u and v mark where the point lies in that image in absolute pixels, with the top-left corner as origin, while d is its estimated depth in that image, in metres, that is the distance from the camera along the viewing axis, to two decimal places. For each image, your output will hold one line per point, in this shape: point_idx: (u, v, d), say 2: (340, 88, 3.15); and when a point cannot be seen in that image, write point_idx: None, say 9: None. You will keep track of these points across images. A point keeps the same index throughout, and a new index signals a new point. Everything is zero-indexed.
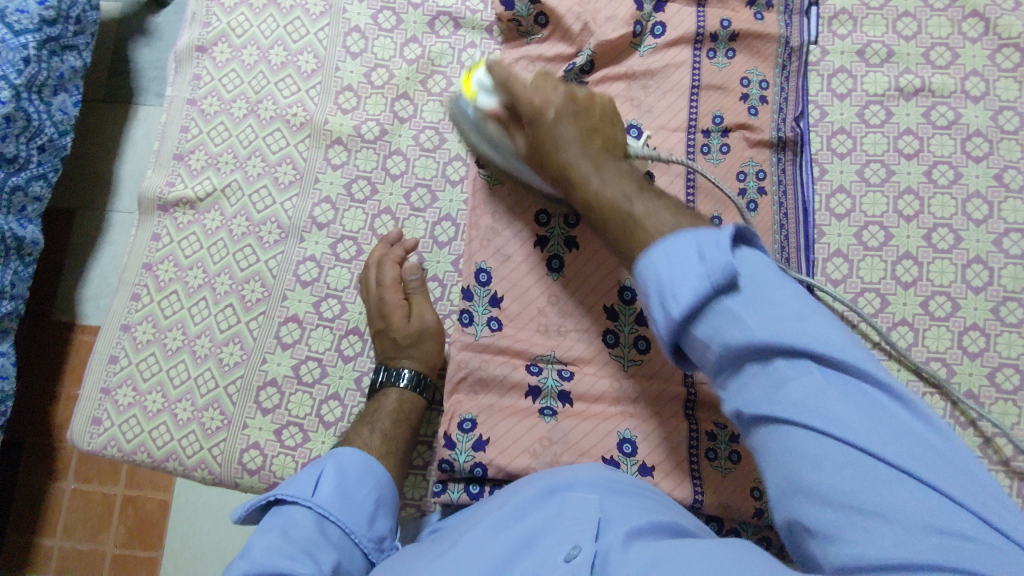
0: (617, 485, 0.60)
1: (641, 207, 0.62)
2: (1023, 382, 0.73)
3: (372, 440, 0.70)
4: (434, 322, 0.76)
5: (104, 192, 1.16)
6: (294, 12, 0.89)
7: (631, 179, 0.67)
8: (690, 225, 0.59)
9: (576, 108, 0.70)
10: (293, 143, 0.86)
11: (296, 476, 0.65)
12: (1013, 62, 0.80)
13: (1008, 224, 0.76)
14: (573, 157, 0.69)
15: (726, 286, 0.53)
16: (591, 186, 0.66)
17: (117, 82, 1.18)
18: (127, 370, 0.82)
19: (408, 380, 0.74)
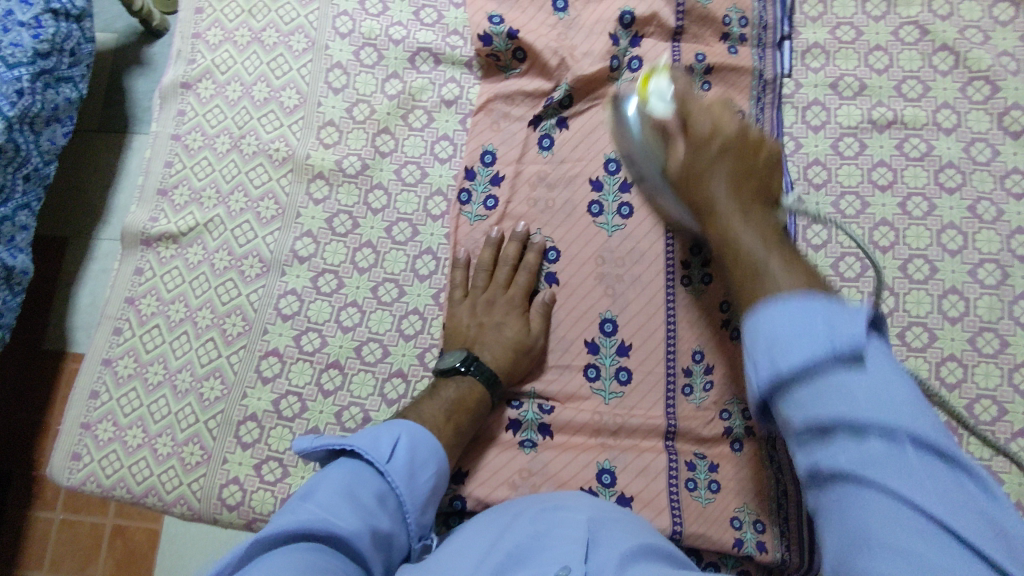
0: (607, 513, 0.61)
1: (741, 236, 0.53)
2: (1000, 413, 0.73)
3: (430, 413, 0.69)
4: (538, 347, 0.76)
5: (92, 223, 1.17)
6: (277, 48, 0.91)
7: (771, 235, 0.53)
8: (773, 266, 0.48)
9: (733, 147, 0.58)
10: (275, 178, 0.87)
11: (370, 434, 0.63)
12: (983, 95, 0.81)
13: (982, 255, 0.77)
14: (725, 213, 0.56)
15: (796, 284, 0.44)
16: (705, 187, 0.58)
17: (113, 112, 1.21)
18: (108, 405, 0.82)
19: (486, 378, 0.73)
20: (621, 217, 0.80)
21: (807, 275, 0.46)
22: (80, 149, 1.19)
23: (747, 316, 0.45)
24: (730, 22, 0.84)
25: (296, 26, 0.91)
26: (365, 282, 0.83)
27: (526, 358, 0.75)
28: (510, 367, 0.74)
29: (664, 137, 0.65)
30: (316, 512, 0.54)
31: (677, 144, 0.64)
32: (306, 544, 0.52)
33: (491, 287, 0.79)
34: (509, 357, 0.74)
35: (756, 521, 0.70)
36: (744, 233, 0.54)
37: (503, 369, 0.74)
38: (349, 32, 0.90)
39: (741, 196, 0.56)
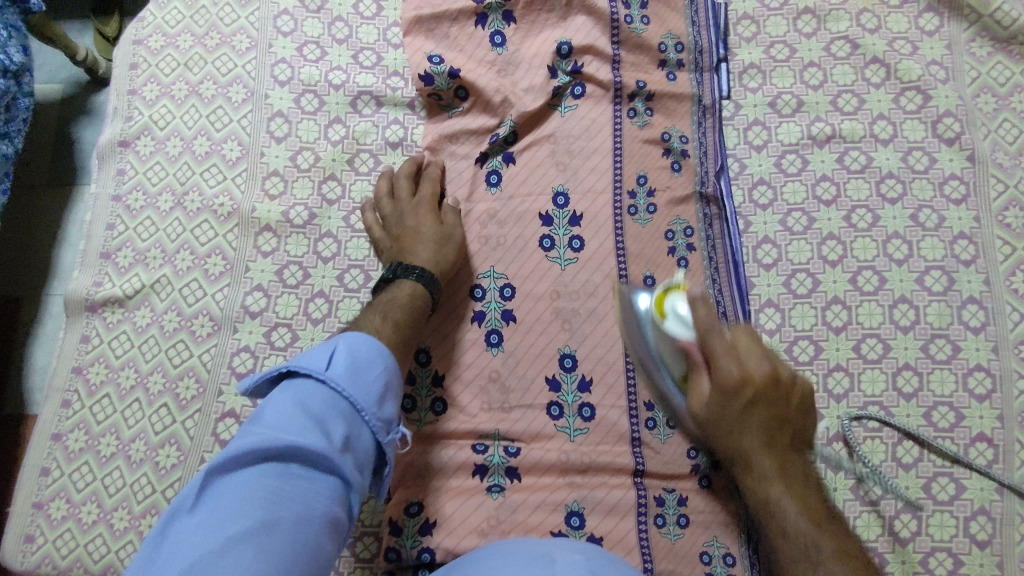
0: (602, 556, 0.61)
1: (787, 516, 0.58)
2: (957, 419, 0.73)
3: (368, 318, 0.70)
4: (458, 234, 0.80)
5: (44, 280, 1.14)
6: (216, 101, 0.89)
7: (790, 479, 0.60)
8: (829, 564, 0.55)
9: (764, 395, 0.59)
10: (221, 233, 0.85)
11: (307, 352, 0.63)
12: (916, 104, 0.83)
13: (928, 262, 0.78)
14: (759, 451, 0.60)
15: (775, 486, 0.59)
16: (743, 442, 0.60)
17: (61, 163, 1.20)
18: (59, 482, 0.79)
19: (420, 277, 0.75)
20: (574, 249, 0.80)
21: (796, 472, 0.60)
22: (27, 205, 1.17)
23: None
24: (666, 49, 0.86)
25: (234, 77, 0.90)
26: (320, 334, 0.82)
27: (450, 245, 0.79)
28: (438, 257, 0.77)
29: (687, 363, 0.64)
30: (262, 436, 0.55)
31: (698, 375, 0.63)
32: (257, 466, 0.54)
33: (398, 208, 0.81)
34: (434, 250, 0.77)
35: (726, 554, 0.71)
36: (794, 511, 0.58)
37: (436, 264, 0.77)
38: (288, 79, 0.89)
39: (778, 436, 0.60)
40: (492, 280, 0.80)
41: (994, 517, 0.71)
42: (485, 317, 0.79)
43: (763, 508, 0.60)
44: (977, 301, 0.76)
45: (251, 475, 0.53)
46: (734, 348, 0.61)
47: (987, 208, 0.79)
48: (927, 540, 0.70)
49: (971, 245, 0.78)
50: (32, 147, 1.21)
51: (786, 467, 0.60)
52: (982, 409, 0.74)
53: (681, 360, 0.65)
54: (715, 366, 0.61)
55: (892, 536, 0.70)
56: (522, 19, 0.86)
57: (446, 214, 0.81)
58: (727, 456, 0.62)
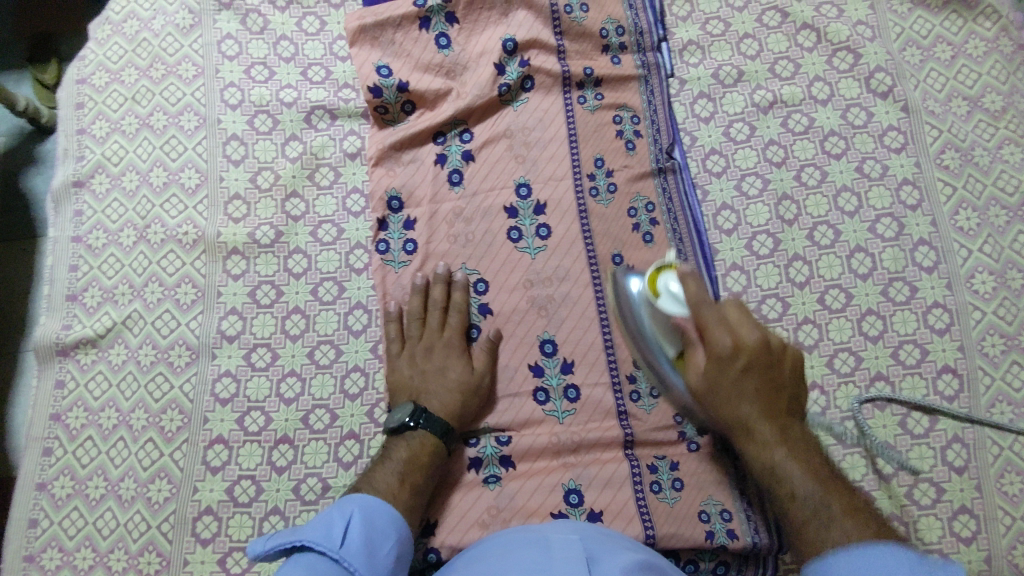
0: (595, 537, 0.62)
1: (801, 491, 0.61)
2: (923, 355, 0.77)
3: (383, 483, 0.69)
4: (486, 384, 0.77)
5: (14, 337, 1.12)
6: (168, 131, 0.89)
7: (794, 443, 0.63)
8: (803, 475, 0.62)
9: (757, 361, 0.63)
10: (189, 262, 0.85)
11: (319, 521, 0.62)
12: (848, 63, 0.87)
13: (877, 211, 0.82)
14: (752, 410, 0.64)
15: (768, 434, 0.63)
16: (736, 409, 0.64)
17: (15, 217, 1.19)
18: (49, 532, 0.78)
19: (430, 425, 0.73)
20: (541, 238, 0.82)
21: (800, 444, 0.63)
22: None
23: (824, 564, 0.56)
24: (608, 34, 0.88)
25: (184, 105, 0.90)
26: (300, 349, 0.82)
27: (473, 398, 0.76)
28: (462, 409, 0.75)
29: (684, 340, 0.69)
30: None
31: (692, 348, 0.67)
32: None
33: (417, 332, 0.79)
34: (456, 400, 0.75)
35: (722, 511, 0.72)
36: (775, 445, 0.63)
37: (453, 414, 0.74)
38: (239, 102, 0.90)
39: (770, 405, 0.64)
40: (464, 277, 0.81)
41: (967, 443, 0.74)
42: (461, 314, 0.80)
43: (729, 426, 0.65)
44: (927, 243, 0.80)
45: None
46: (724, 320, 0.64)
47: (925, 153, 0.83)
48: (910, 473, 0.73)
49: (915, 190, 0.82)
50: None
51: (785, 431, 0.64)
52: (944, 343, 0.77)
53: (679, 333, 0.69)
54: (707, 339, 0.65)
55: (877, 474, 0.73)
56: (465, 19, 0.88)
57: (452, 317, 0.79)
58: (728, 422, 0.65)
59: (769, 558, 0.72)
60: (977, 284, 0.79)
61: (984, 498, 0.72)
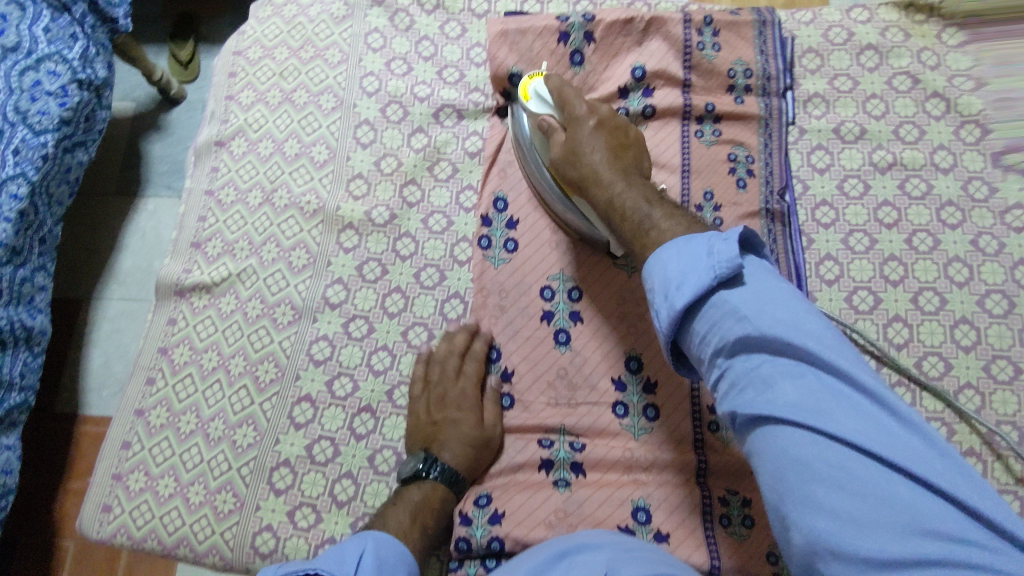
0: (628, 550, 0.61)
1: (660, 223, 0.69)
2: (1021, 439, 0.75)
3: (395, 520, 0.70)
4: (497, 437, 0.77)
5: (101, 284, 1.21)
6: (307, 107, 0.95)
7: (660, 202, 0.72)
8: (700, 240, 0.62)
9: (622, 158, 0.78)
10: (306, 229, 0.90)
11: (332, 554, 0.61)
12: (975, 136, 0.86)
13: (988, 285, 0.80)
14: (633, 203, 0.73)
15: (639, 196, 0.72)
16: (596, 164, 0.77)
17: (128, 176, 1.28)
18: (140, 455, 0.83)
19: (443, 476, 0.74)
20: None
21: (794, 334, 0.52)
22: (89, 214, 1.25)
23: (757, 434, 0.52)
24: (735, 74, 0.90)
25: (325, 87, 0.96)
26: (395, 326, 0.85)
27: (483, 450, 0.76)
28: (473, 462, 0.76)
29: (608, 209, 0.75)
30: None
31: (581, 198, 0.81)
32: None
33: (443, 379, 0.80)
34: (467, 453, 0.75)
35: None
36: (670, 232, 0.67)
37: (466, 466, 0.75)
38: (375, 91, 0.96)
39: (648, 200, 0.72)
40: (561, 282, 0.84)
41: None
42: (554, 317, 0.82)
43: (637, 229, 0.70)
44: None
45: None
46: (589, 133, 0.78)
47: None
48: None
49: None
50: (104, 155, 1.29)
51: (669, 209, 0.71)
52: None
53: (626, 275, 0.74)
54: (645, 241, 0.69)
55: None
56: (602, 40, 0.92)
57: (469, 368, 0.80)
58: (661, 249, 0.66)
59: None
60: None
61: None
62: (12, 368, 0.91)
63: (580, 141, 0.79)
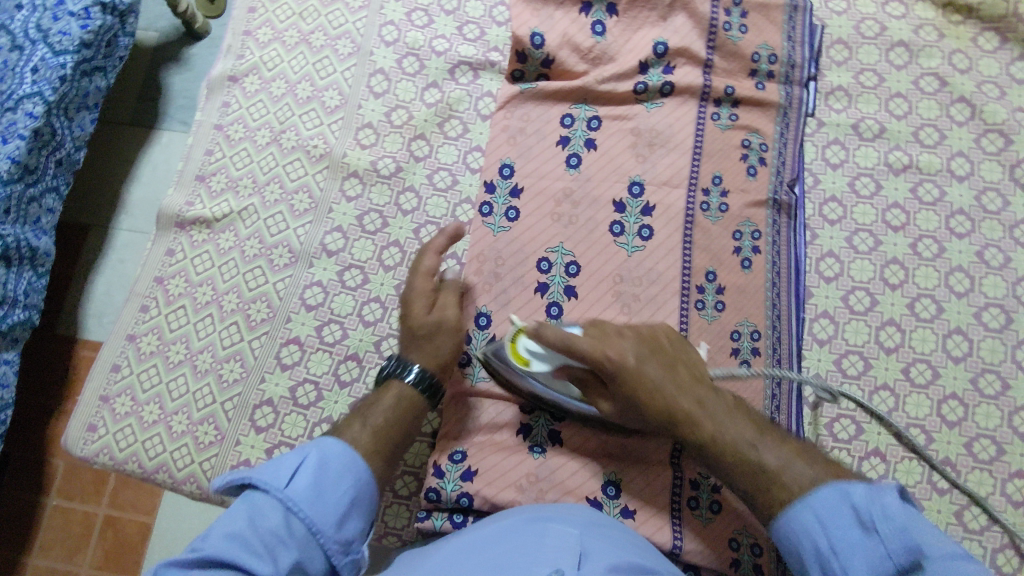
0: (598, 527, 0.63)
1: (647, 369, 0.66)
2: (997, 453, 0.75)
3: (366, 421, 0.66)
4: (452, 319, 0.76)
5: (113, 213, 1.22)
6: (324, 51, 0.94)
7: (675, 375, 0.66)
8: (713, 409, 0.65)
9: (644, 351, 0.67)
10: (311, 174, 0.90)
11: (273, 464, 0.59)
12: (996, 146, 0.85)
13: (987, 298, 0.79)
14: (634, 361, 0.65)
15: (663, 380, 0.66)
16: (614, 348, 0.66)
17: (145, 106, 1.28)
18: (128, 380, 0.84)
19: (416, 377, 0.71)
20: (642, 237, 0.83)
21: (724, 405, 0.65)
22: (105, 138, 1.26)
23: (773, 517, 0.59)
24: (759, 59, 0.88)
25: (343, 31, 0.95)
26: (390, 280, 0.85)
27: (446, 340, 0.74)
28: (441, 354, 0.74)
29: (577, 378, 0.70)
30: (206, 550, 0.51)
31: (597, 394, 0.69)
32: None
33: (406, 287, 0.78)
34: (429, 348, 0.74)
35: (753, 544, 0.73)
36: (663, 380, 0.66)
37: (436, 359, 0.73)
38: (394, 40, 0.94)
39: (676, 374, 0.66)
40: (559, 255, 0.83)
41: (1021, 553, 0.72)
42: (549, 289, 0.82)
43: (634, 378, 0.65)
44: None
45: None
46: (598, 338, 0.67)
47: None
48: None
49: None
50: (123, 83, 1.29)
51: (696, 375, 0.67)
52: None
53: (573, 383, 0.72)
54: (604, 357, 0.66)
55: None
56: (625, 13, 0.90)
57: (426, 262, 0.78)
58: (643, 403, 0.65)
59: None
60: None
61: None
62: (19, 285, 0.93)
63: (581, 342, 0.65)
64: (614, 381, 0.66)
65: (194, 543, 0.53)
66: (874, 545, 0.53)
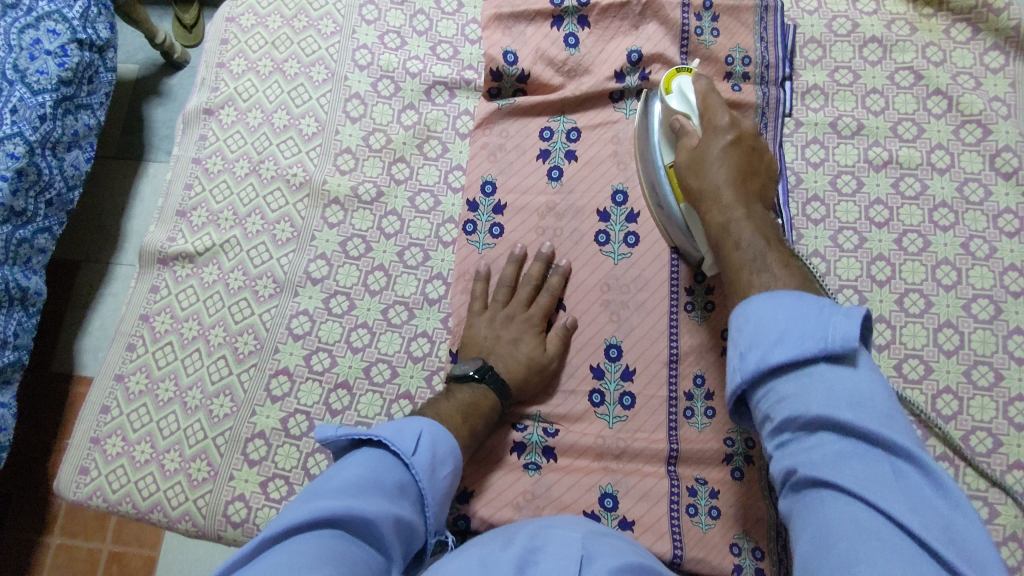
0: (604, 536, 0.62)
1: (741, 230, 0.66)
2: (995, 445, 0.74)
3: (447, 413, 0.70)
4: (552, 365, 0.78)
5: (108, 248, 1.22)
6: (298, 78, 0.94)
7: (744, 189, 0.69)
8: (772, 263, 0.62)
9: (740, 150, 0.71)
10: (292, 202, 0.90)
11: (394, 427, 0.63)
12: (975, 137, 0.84)
13: (975, 290, 0.79)
14: (725, 187, 0.68)
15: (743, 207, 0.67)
16: (720, 189, 0.69)
17: (132, 138, 1.28)
18: (117, 420, 0.84)
19: (494, 386, 0.74)
20: (628, 246, 0.83)
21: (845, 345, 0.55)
22: (95, 172, 1.25)
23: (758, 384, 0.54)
24: (734, 61, 0.88)
25: (317, 58, 0.95)
26: (376, 304, 0.85)
27: (536, 378, 0.77)
28: (522, 382, 0.76)
29: (688, 216, 0.74)
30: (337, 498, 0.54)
31: (695, 177, 0.71)
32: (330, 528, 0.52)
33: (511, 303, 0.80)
34: (522, 373, 0.76)
35: (755, 548, 0.71)
36: (735, 209, 0.67)
37: (514, 381, 0.76)
38: (368, 64, 0.94)
39: (745, 196, 0.68)
40: None
41: None
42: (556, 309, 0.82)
43: (718, 224, 0.67)
44: (1023, 333, 0.77)
45: (325, 533, 0.51)
46: (699, 165, 0.71)
47: None
48: None
49: (1021, 277, 0.79)
50: (109, 116, 1.29)
51: (751, 206, 0.68)
52: (1021, 438, 0.74)
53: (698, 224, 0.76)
54: (700, 187, 0.70)
55: None
56: (597, 24, 0.90)
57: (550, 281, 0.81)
58: (714, 243, 0.68)
59: None
60: None
61: None
62: (8, 326, 0.92)
63: (706, 145, 0.72)
64: (713, 210, 0.69)
65: (323, 483, 0.56)
66: (872, 461, 0.47)
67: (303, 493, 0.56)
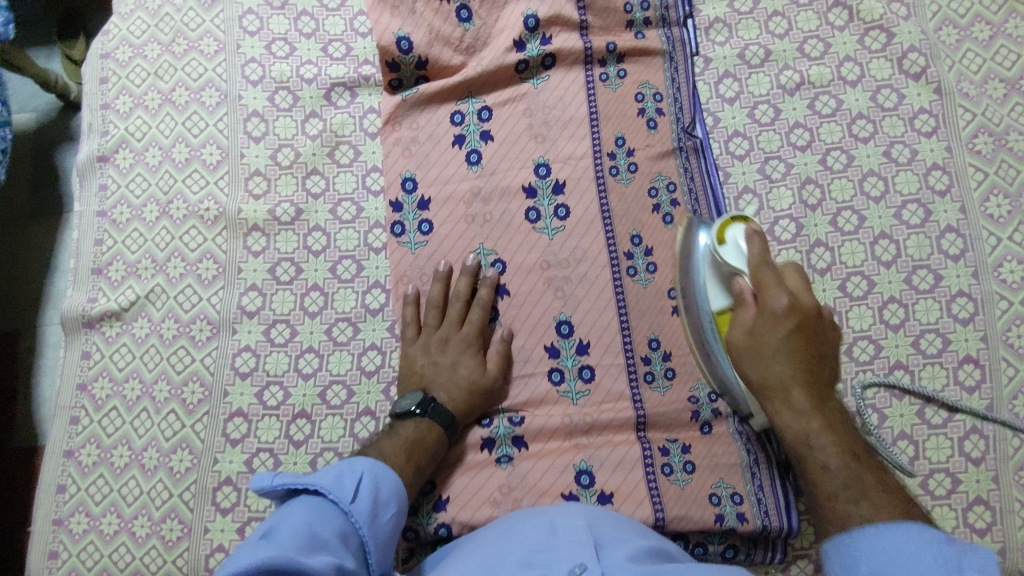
0: (599, 517, 0.62)
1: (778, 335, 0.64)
2: (944, 344, 0.76)
3: (392, 453, 0.69)
4: (495, 386, 0.76)
5: (41, 311, 1.16)
6: (190, 107, 0.89)
7: (828, 415, 0.62)
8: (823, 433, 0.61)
9: (806, 327, 0.65)
10: (210, 238, 0.86)
11: (332, 474, 0.62)
12: (881, 43, 0.84)
13: (904, 196, 0.80)
14: (790, 378, 0.63)
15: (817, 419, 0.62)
16: (771, 369, 0.64)
17: (43, 194, 1.21)
18: (77, 497, 0.80)
19: (436, 415, 0.73)
20: (560, 218, 0.81)
21: (903, 513, 0.53)
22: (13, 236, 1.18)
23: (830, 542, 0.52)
24: (632, 9, 0.86)
25: (205, 81, 0.90)
26: (318, 326, 0.82)
27: (480, 397, 0.76)
28: (466, 407, 0.75)
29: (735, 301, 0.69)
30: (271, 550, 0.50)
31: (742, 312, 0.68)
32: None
33: (445, 325, 0.78)
34: (462, 398, 0.75)
35: (733, 494, 0.72)
36: (805, 416, 0.62)
37: (458, 407, 0.75)
38: (260, 78, 0.90)
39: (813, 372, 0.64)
40: (482, 258, 0.81)
41: (986, 435, 0.73)
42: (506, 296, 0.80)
43: (766, 385, 0.65)
44: (954, 230, 0.78)
45: None
46: (760, 362, 0.65)
47: (957, 137, 0.81)
48: (925, 463, 0.73)
49: (945, 175, 0.80)
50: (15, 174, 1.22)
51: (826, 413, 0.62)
52: (966, 333, 0.76)
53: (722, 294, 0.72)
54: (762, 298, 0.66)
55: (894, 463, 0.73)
56: None
57: (479, 294, 0.79)
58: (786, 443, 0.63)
59: (778, 541, 0.73)
60: (1005, 272, 0.77)
61: (1001, 489, 0.72)
62: None
63: (769, 292, 0.66)
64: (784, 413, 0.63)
65: (258, 539, 0.53)
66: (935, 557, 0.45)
67: (242, 548, 0.52)
